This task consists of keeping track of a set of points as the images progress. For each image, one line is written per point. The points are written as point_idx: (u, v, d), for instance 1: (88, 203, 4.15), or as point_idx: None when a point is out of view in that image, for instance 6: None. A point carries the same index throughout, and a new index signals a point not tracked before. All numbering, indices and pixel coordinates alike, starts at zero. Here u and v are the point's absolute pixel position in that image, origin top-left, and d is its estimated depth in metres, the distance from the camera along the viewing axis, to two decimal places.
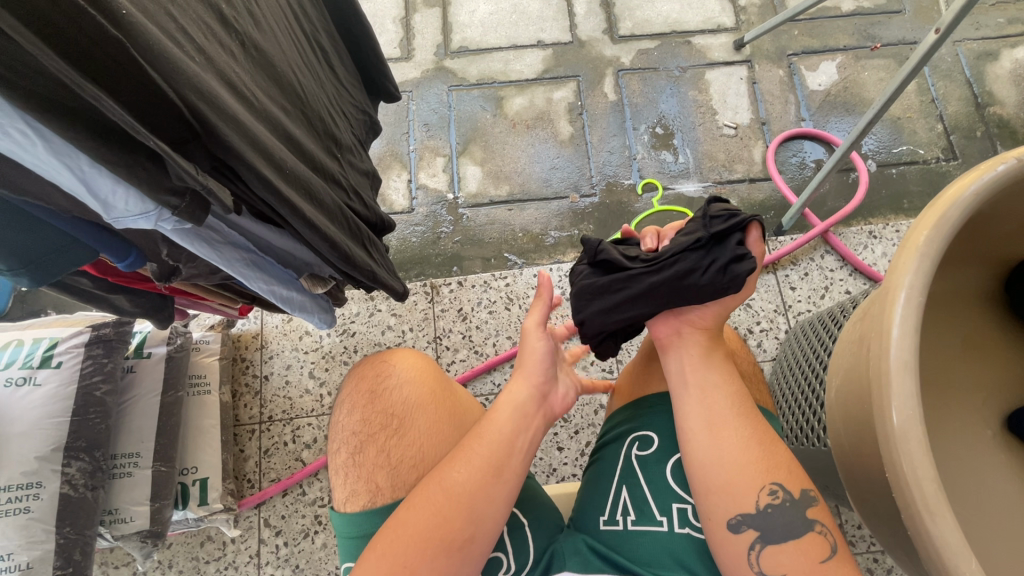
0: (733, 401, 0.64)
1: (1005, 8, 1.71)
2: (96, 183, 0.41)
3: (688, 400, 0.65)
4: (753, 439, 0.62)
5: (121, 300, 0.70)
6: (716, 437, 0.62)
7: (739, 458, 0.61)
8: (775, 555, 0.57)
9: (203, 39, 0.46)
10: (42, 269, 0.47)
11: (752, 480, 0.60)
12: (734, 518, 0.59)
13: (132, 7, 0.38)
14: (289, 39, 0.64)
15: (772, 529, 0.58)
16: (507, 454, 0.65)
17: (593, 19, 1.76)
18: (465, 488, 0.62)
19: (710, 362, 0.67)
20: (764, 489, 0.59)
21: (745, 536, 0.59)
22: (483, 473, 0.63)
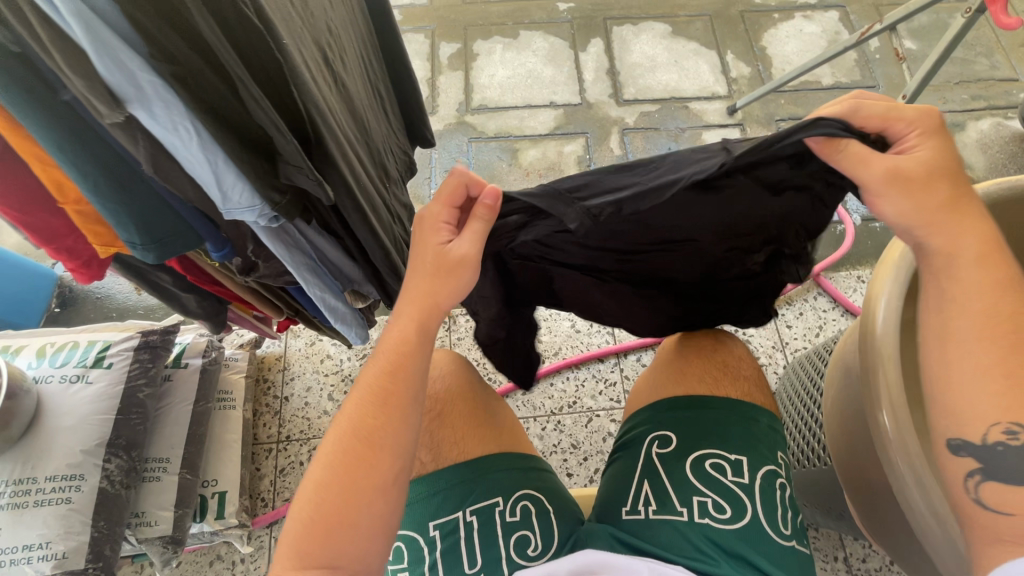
0: (981, 329, 0.51)
1: (969, 86, 1.91)
2: (224, 176, 0.48)
3: (931, 314, 0.54)
4: (986, 370, 0.50)
5: (190, 301, 0.79)
6: (948, 358, 0.52)
7: (979, 384, 0.51)
8: (999, 491, 0.51)
9: (318, 68, 0.56)
10: (166, 247, 0.54)
11: (985, 411, 0.50)
12: (955, 440, 0.52)
13: (291, 39, 0.47)
14: (362, 79, 0.76)
15: (1002, 468, 0.50)
16: (392, 376, 0.62)
17: (600, 85, 1.97)
18: (352, 437, 0.59)
19: (968, 268, 0.52)
20: (1000, 426, 0.50)
21: (962, 464, 0.52)
22: (365, 411, 0.60)
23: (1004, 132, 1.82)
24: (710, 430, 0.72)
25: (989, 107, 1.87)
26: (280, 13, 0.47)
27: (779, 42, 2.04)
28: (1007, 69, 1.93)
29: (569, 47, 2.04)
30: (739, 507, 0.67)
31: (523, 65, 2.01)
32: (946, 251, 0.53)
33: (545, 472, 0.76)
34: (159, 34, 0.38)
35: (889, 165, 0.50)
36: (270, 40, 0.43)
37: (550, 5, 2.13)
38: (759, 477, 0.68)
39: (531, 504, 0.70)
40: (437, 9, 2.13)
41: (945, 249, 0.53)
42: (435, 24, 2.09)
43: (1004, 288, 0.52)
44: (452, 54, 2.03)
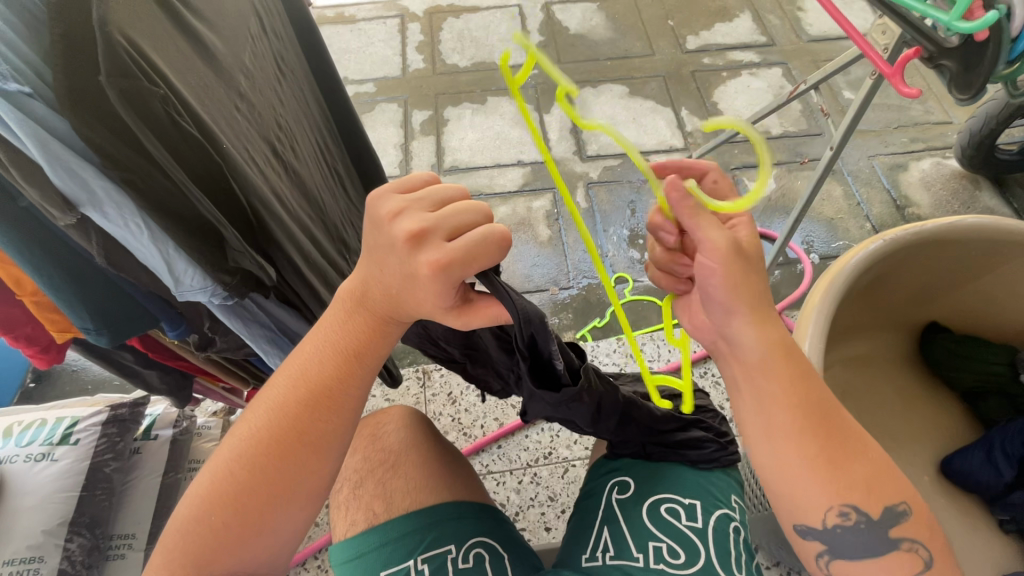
0: (795, 417, 0.53)
1: (906, 130, 2.05)
2: (175, 262, 0.53)
3: (744, 405, 0.57)
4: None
5: (152, 376, 0.81)
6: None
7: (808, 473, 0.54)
8: (846, 565, 0.57)
9: (266, 161, 0.61)
10: (121, 331, 0.59)
11: (817, 503, 0.54)
12: (801, 526, 0.57)
13: (231, 143, 0.53)
14: (316, 162, 0.82)
15: (841, 546, 0.56)
16: (303, 409, 0.56)
17: (565, 143, 2.08)
18: (258, 440, 0.55)
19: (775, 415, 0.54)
20: (834, 510, 0.54)
21: (810, 545, 0.58)
22: (266, 443, 0.55)
23: (944, 170, 1.94)
24: (663, 474, 0.74)
25: (927, 148, 2.00)
26: (223, 121, 0.53)
27: (729, 97, 2.19)
28: (940, 113, 2.09)
29: (533, 109, 2.18)
30: (693, 551, 0.68)
31: (491, 128, 2.13)
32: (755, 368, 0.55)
33: (503, 523, 0.78)
34: (114, 149, 0.44)
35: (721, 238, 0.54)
36: (209, 145, 0.50)
37: (515, 72, 2.28)
38: (711, 520, 0.70)
39: (485, 552, 0.71)
40: (409, 80, 2.28)
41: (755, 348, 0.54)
42: (407, 94, 2.23)
43: (800, 385, 0.54)
44: (423, 121, 2.16)
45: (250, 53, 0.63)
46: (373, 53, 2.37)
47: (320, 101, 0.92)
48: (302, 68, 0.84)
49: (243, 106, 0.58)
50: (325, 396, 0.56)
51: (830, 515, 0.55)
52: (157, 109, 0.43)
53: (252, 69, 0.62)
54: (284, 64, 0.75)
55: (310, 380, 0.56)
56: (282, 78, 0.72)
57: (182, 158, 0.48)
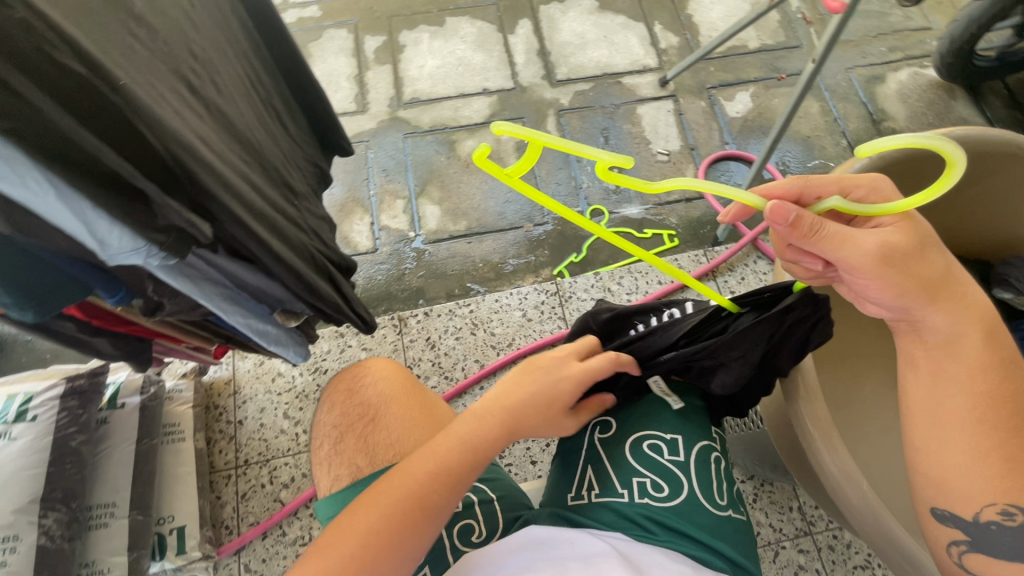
0: (976, 404, 0.56)
1: (886, 38, 1.97)
2: (95, 225, 0.47)
3: (914, 385, 0.60)
4: (976, 452, 0.55)
5: (103, 343, 0.75)
6: (935, 437, 0.57)
7: (967, 450, 0.56)
8: (981, 561, 0.55)
9: (175, 96, 0.55)
10: (46, 304, 0.54)
11: (978, 489, 0.55)
12: (942, 510, 0.57)
13: (126, 77, 0.46)
14: (245, 99, 0.73)
15: (992, 543, 0.55)
16: (460, 470, 0.60)
17: (532, 67, 1.94)
18: (391, 518, 0.56)
19: (946, 397, 0.57)
20: (995, 507, 0.55)
21: (948, 533, 0.57)
22: (402, 513, 0.56)
23: (921, 80, 1.89)
24: (644, 410, 0.73)
25: (905, 57, 1.93)
26: (112, 50, 0.46)
27: (704, 8, 2.05)
28: (920, 18, 2.00)
29: (497, 30, 2.00)
30: (677, 484, 0.67)
31: (452, 53, 1.97)
32: (951, 336, 0.57)
33: (493, 471, 0.76)
34: None
35: (881, 239, 0.54)
36: (103, 83, 0.43)
37: None
38: (694, 453, 0.70)
39: (474, 496, 0.70)
40: (358, 1, 2.05)
41: (947, 330, 0.57)
42: (356, 18, 2.02)
43: (983, 376, 0.56)
44: (377, 47, 1.97)
45: None
46: None
47: (246, 25, 0.81)
48: None
49: (136, 34, 0.52)
50: (477, 456, 0.62)
51: (986, 506, 0.55)
52: (15, 36, 0.37)
53: None
54: None
55: (478, 443, 0.62)
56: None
57: (67, 99, 0.41)
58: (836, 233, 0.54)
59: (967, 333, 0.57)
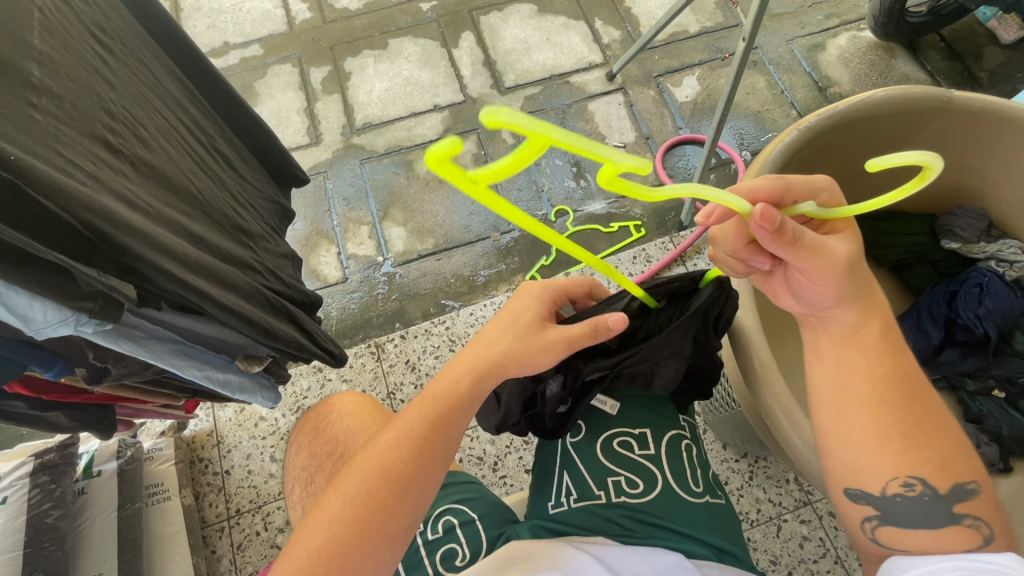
0: (875, 385, 0.57)
1: (821, 7, 2.00)
2: (15, 303, 0.47)
3: (821, 372, 0.61)
4: (875, 430, 0.56)
5: (58, 416, 0.74)
6: (842, 421, 0.58)
7: (867, 428, 0.56)
8: (894, 534, 0.56)
9: (93, 159, 0.55)
10: None
11: (882, 464, 0.56)
12: (854, 489, 0.57)
13: (21, 151, 0.47)
14: (183, 149, 0.72)
15: (900, 516, 0.55)
16: (424, 434, 0.59)
17: (480, 77, 1.95)
18: (378, 481, 0.56)
19: (847, 380, 0.58)
20: (898, 480, 0.55)
21: (861, 510, 0.57)
22: (367, 490, 0.55)
23: (860, 43, 1.93)
24: (610, 408, 0.73)
25: (842, 23, 1.97)
26: (13, 126, 0.47)
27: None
28: None
29: (440, 46, 2.01)
30: (650, 478, 0.68)
31: (398, 74, 1.97)
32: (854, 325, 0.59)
33: (472, 488, 0.75)
34: None
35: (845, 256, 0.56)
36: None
37: (412, 7, 2.09)
38: (663, 444, 0.70)
39: (454, 519, 0.68)
40: (298, 34, 2.05)
41: (845, 323, 0.59)
42: (299, 51, 2.02)
43: (881, 359, 0.58)
44: (323, 78, 1.97)
45: (39, 33, 0.55)
46: (251, 10, 2.11)
47: (177, 75, 0.81)
48: (137, 36, 0.74)
49: (42, 104, 0.52)
50: (445, 416, 0.60)
51: (891, 480, 0.56)
52: None
53: (47, 51, 0.55)
54: (103, 36, 0.65)
55: (441, 402, 0.60)
56: (104, 57, 0.63)
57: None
58: (814, 239, 0.55)
59: (870, 323, 0.59)
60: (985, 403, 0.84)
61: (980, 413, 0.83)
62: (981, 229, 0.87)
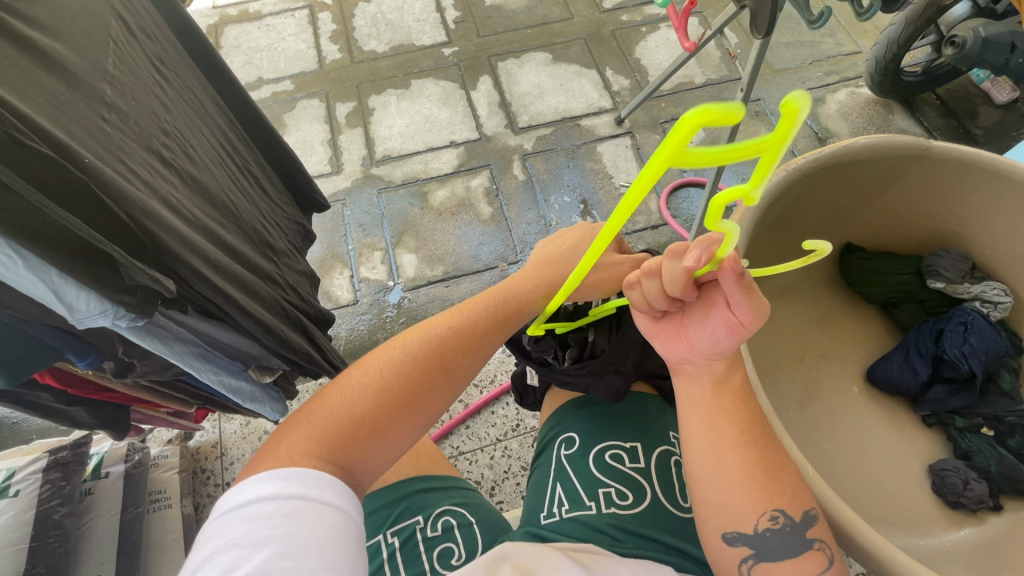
0: (739, 428, 0.60)
1: (821, 64, 2.12)
2: (64, 292, 0.50)
3: (697, 420, 0.62)
4: (745, 470, 0.59)
5: (79, 412, 0.78)
6: (711, 463, 0.60)
7: (738, 468, 0.59)
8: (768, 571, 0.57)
9: (150, 169, 0.62)
10: (19, 369, 0.58)
11: (752, 505, 0.58)
12: (731, 533, 0.59)
13: (94, 157, 0.54)
14: (221, 167, 0.80)
15: (768, 549, 0.57)
16: (477, 335, 0.68)
17: (495, 118, 2.06)
18: (419, 365, 0.63)
19: (721, 425, 0.61)
20: (766, 515, 0.58)
21: (737, 552, 0.59)
22: (420, 368, 0.63)
23: (859, 98, 2.02)
24: (604, 423, 0.77)
25: (842, 79, 2.07)
26: (87, 135, 0.54)
27: (650, 52, 2.21)
28: (849, 43, 2.16)
29: (459, 87, 2.14)
30: (640, 491, 0.71)
31: (419, 112, 2.09)
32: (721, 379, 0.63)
33: (473, 498, 0.78)
34: None
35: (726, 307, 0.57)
36: (72, 165, 0.50)
37: (435, 52, 2.23)
38: (653, 458, 0.73)
39: (454, 520, 0.71)
40: (327, 72, 2.20)
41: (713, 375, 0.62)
42: (327, 87, 2.16)
43: (738, 404, 0.62)
44: (348, 112, 2.09)
45: (113, 59, 0.63)
46: (285, 49, 2.27)
47: (219, 103, 0.90)
48: (189, 69, 0.83)
49: (112, 116, 0.59)
50: (496, 324, 0.70)
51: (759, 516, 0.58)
52: None
53: (117, 75, 0.62)
54: (162, 65, 0.73)
55: (497, 310, 0.70)
56: (162, 82, 0.71)
57: (38, 178, 0.47)
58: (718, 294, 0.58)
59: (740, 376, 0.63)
60: (974, 439, 0.86)
61: (969, 449, 0.86)
62: (965, 271, 0.91)
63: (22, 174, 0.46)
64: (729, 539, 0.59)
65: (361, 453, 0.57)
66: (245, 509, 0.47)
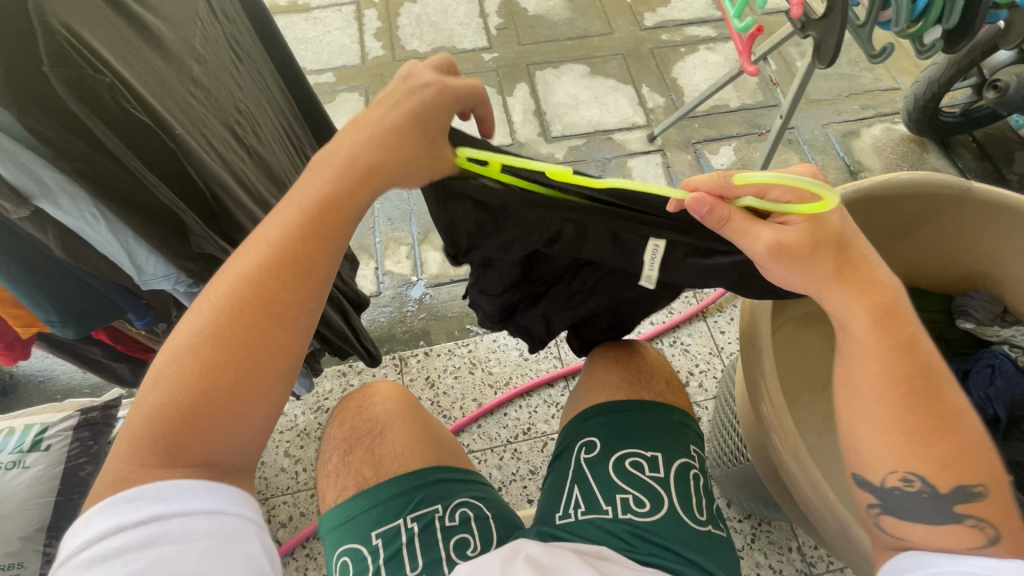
0: (893, 388, 0.56)
1: (858, 97, 2.12)
2: (135, 251, 0.55)
3: (854, 365, 0.59)
4: (892, 426, 0.56)
5: (123, 369, 0.82)
6: (859, 411, 0.58)
7: (887, 421, 0.56)
8: (895, 524, 0.58)
9: (225, 145, 0.65)
10: (86, 321, 0.62)
11: (892, 460, 0.57)
12: (862, 478, 0.60)
13: (182, 128, 0.56)
14: (281, 147, 0.83)
15: (901, 508, 0.57)
16: (294, 264, 0.53)
17: (529, 125, 2.10)
18: (224, 321, 0.51)
19: (867, 378, 0.58)
20: (900, 474, 0.57)
21: (866, 498, 0.60)
22: (225, 325, 0.51)
23: (894, 135, 2.02)
24: (626, 431, 0.78)
25: (878, 114, 2.07)
26: (176, 108, 0.56)
27: (688, 72, 2.23)
28: (889, 80, 2.16)
29: (496, 93, 2.17)
30: (657, 500, 0.72)
31: None
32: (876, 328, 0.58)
33: (489, 492, 0.79)
34: (60, 139, 0.46)
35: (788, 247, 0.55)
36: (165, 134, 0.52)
37: (476, 56, 2.27)
38: (673, 469, 0.74)
39: (471, 512, 0.73)
40: (369, 68, 2.25)
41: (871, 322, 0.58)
42: (368, 82, 2.20)
43: (903, 359, 0.57)
44: None
45: (200, 38, 0.66)
46: (330, 43, 2.33)
47: (281, 85, 0.93)
48: (259, 51, 0.86)
49: (197, 92, 0.62)
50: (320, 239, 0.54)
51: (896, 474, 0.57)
52: (104, 96, 0.45)
53: (203, 53, 0.65)
54: (238, 47, 0.76)
55: (302, 221, 0.54)
56: (237, 62, 0.74)
57: (135, 145, 0.50)
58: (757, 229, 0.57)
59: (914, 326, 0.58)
60: None
61: None
62: (995, 314, 0.91)
63: (124, 140, 0.49)
64: (865, 478, 0.59)
65: (191, 445, 0.50)
66: (85, 550, 0.45)
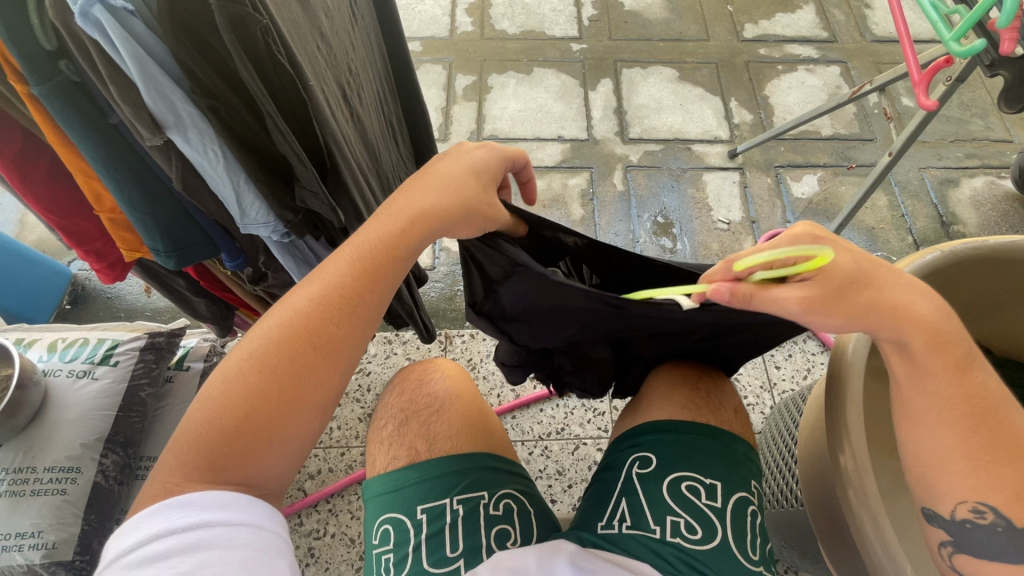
0: (954, 413, 0.57)
1: (963, 144, 1.97)
2: (244, 195, 0.55)
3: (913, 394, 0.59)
4: (962, 458, 0.56)
5: (200, 304, 0.85)
6: (919, 440, 0.59)
7: (948, 451, 0.57)
8: (968, 561, 0.59)
9: (337, 103, 0.65)
10: (186, 255, 0.63)
11: (955, 493, 0.57)
12: (929, 510, 0.60)
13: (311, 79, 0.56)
14: (376, 114, 0.83)
15: (970, 542, 0.58)
16: (349, 300, 0.58)
17: (607, 122, 2.05)
18: (286, 349, 0.56)
19: (921, 404, 0.58)
20: (969, 506, 0.57)
21: (937, 533, 0.60)
22: (287, 352, 0.56)
23: (997, 190, 1.87)
24: (687, 453, 0.75)
25: (983, 166, 1.92)
26: (309, 58, 0.57)
27: (782, 92, 2.12)
28: (1002, 130, 2.00)
29: (579, 85, 2.13)
30: (710, 529, 0.69)
31: (534, 100, 2.10)
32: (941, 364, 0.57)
33: (533, 487, 0.78)
34: (199, 71, 0.46)
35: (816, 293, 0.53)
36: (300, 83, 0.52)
37: (564, 45, 2.23)
38: (730, 502, 0.71)
39: (514, 504, 0.72)
40: (456, 42, 2.24)
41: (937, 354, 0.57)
42: (453, 57, 2.20)
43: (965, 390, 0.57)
44: (467, 85, 2.13)
45: None
46: (422, 12, 2.33)
47: (382, 50, 0.92)
48: (371, 12, 0.85)
49: (322, 45, 0.62)
50: (371, 280, 0.58)
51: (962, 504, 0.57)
52: (257, 37, 0.45)
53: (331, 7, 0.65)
54: (356, 8, 0.76)
55: (363, 260, 0.58)
56: (353, 21, 0.74)
57: (273, 90, 0.50)
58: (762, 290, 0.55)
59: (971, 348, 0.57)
60: None
61: None
62: None
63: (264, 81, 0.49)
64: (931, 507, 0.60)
65: (238, 460, 0.54)
66: (136, 553, 0.47)
